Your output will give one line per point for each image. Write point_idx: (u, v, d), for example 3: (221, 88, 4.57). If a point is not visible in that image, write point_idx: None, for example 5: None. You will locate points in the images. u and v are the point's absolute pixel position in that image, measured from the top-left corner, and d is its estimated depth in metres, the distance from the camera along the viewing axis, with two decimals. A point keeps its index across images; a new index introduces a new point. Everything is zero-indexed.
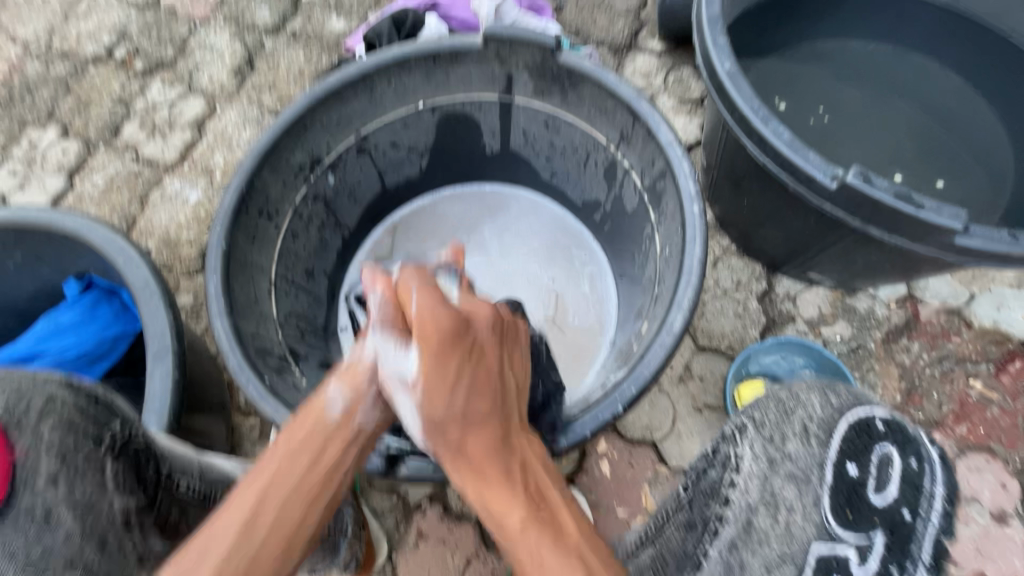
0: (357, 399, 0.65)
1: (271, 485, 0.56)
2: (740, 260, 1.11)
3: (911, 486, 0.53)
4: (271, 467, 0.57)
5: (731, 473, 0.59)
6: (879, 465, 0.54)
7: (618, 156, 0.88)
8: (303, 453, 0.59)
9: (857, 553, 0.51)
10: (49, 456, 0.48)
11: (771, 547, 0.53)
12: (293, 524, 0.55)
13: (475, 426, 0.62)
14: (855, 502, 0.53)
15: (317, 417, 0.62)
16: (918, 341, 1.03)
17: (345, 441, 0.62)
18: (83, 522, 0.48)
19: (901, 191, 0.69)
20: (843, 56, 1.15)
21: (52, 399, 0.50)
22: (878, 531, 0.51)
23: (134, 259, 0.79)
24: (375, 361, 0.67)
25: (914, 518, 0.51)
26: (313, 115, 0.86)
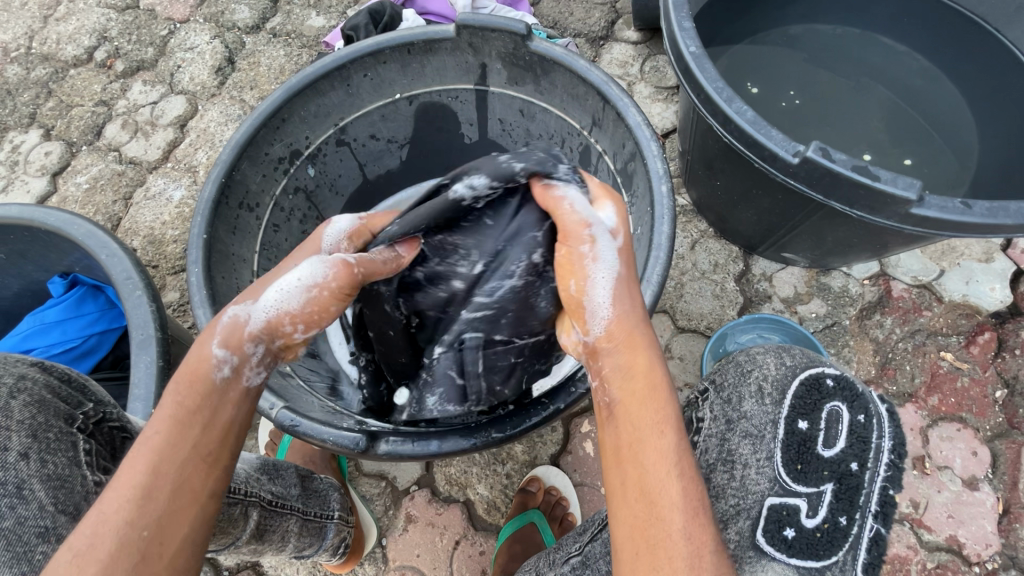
0: (245, 357, 0.52)
1: (160, 447, 0.46)
2: (717, 243, 1.13)
3: (859, 440, 0.59)
4: (155, 429, 0.47)
5: (693, 434, 0.64)
6: (829, 420, 0.60)
7: (592, 141, 0.90)
8: (193, 410, 0.48)
9: (807, 504, 0.56)
10: (21, 432, 0.48)
11: (727, 500, 0.58)
12: (197, 480, 0.46)
13: (636, 379, 0.49)
14: (805, 454, 0.59)
15: (197, 378, 0.50)
16: (890, 316, 1.06)
17: (240, 396, 0.51)
18: (57, 495, 0.49)
19: (860, 164, 0.71)
20: (813, 41, 1.18)
21: (23, 377, 0.52)
22: (827, 482, 0.58)
23: (116, 252, 0.80)
24: (264, 322, 0.53)
25: (861, 469, 0.58)
26: (291, 107, 0.87)
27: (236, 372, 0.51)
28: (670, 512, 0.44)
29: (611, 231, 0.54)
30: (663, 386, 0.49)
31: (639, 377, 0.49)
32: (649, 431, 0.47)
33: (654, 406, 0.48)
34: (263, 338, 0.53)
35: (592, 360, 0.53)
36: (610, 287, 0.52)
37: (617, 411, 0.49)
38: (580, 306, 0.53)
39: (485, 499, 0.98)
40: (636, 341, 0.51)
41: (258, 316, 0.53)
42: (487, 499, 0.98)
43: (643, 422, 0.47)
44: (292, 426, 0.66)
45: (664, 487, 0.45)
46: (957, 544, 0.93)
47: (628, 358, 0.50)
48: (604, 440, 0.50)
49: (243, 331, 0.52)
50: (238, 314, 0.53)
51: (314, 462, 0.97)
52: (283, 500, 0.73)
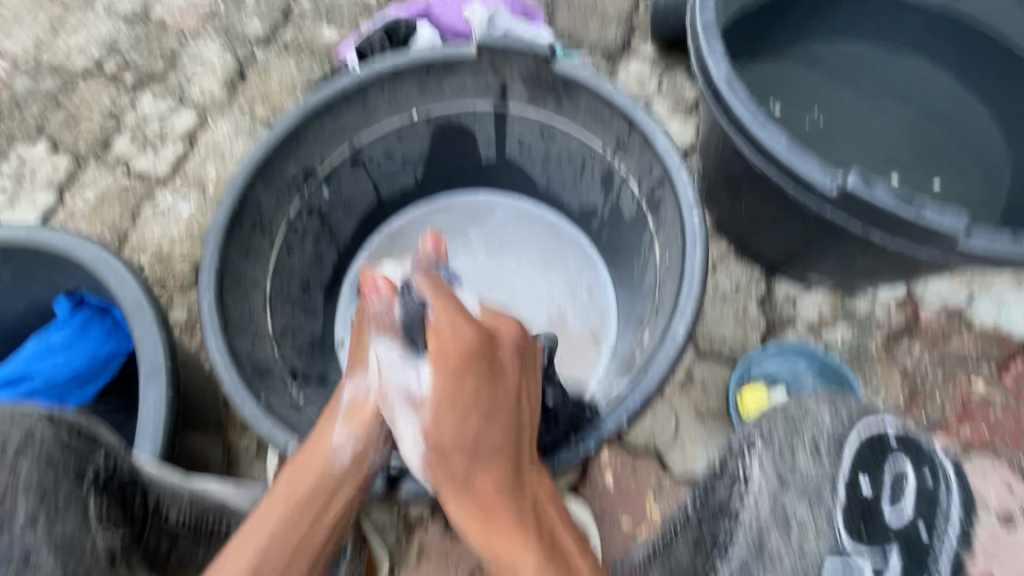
0: (365, 442, 0.69)
1: (267, 532, 0.60)
2: (739, 265, 1.10)
3: (929, 503, 0.52)
4: (272, 510, 0.62)
5: (742, 489, 0.58)
6: (893, 481, 0.54)
7: (615, 164, 0.88)
8: (304, 501, 0.63)
9: (871, 569, 0.51)
10: (28, 494, 0.47)
11: (783, 565, 0.52)
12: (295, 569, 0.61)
13: (476, 443, 0.66)
14: (869, 517, 0.53)
15: (321, 462, 0.66)
16: (919, 342, 1.03)
17: (353, 481, 0.67)
18: (65, 563, 0.47)
19: (902, 195, 0.69)
20: (838, 58, 1.15)
21: (30, 434, 0.48)
22: (893, 546, 0.52)
23: (125, 277, 0.78)
24: (411, 396, 0.68)
25: (930, 533, 0.51)
26: (306, 128, 0.85)
27: (352, 459, 0.68)
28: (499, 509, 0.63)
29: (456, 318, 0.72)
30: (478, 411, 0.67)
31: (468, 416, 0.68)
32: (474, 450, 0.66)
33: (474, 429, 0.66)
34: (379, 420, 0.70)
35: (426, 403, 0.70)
36: (449, 343, 0.71)
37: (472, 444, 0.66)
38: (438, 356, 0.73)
39: None
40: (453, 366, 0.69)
41: (372, 391, 0.71)
42: None
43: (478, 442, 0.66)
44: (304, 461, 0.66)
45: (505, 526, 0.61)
46: None
47: (471, 435, 0.66)
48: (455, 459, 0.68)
49: (364, 413, 0.70)
50: (357, 395, 0.72)
51: None
52: None
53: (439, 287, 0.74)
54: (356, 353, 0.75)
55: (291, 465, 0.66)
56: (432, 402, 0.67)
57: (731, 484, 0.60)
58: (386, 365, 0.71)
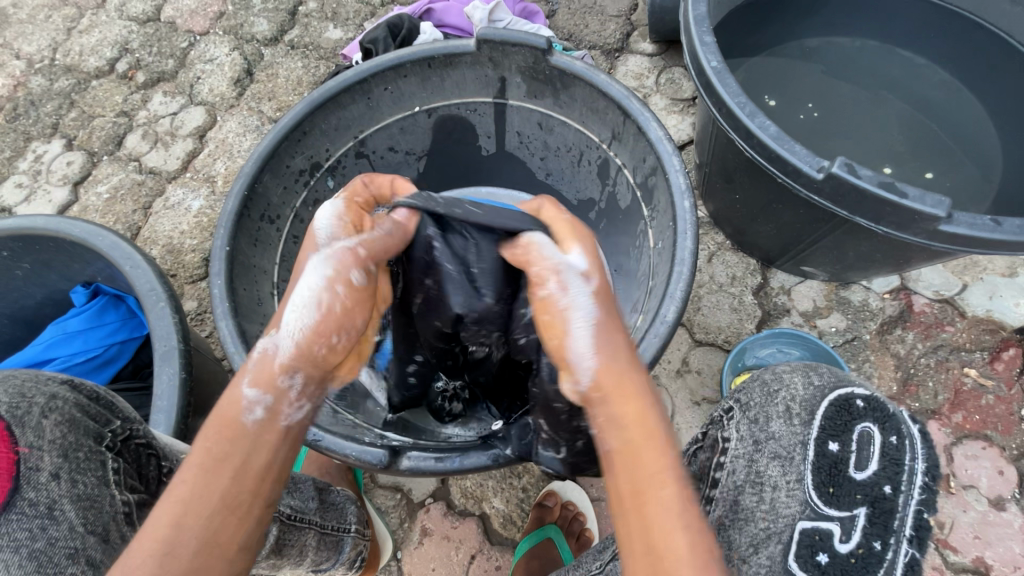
0: (279, 394, 0.49)
1: (183, 501, 0.43)
2: (734, 255, 1.12)
3: (893, 463, 0.51)
4: (181, 479, 0.44)
5: (719, 455, 0.59)
6: (860, 442, 0.53)
7: (611, 154, 0.90)
8: (219, 458, 0.45)
9: (839, 528, 0.50)
10: (52, 452, 0.49)
11: (756, 524, 0.53)
12: (223, 536, 0.44)
13: (631, 413, 0.48)
14: (836, 477, 0.52)
15: (229, 417, 0.47)
16: (912, 331, 1.05)
17: (271, 440, 0.47)
18: (86, 515, 0.50)
19: (886, 180, 0.71)
20: (831, 54, 1.17)
21: (54, 397, 0.51)
22: (859, 507, 0.51)
23: (140, 264, 0.81)
24: (297, 350, 0.52)
25: (896, 493, 0.50)
26: (312, 121, 0.88)
27: (269, 413, 0.48)
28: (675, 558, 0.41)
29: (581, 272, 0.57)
30: (660, 430, 0.48)
31: (638, 433, 0.47)
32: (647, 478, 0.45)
33: (652, 450, 0.46)
34: (297, 369, 0.52)
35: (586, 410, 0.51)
36: (588, 335, 0.53)
37: (620, 457, 0.47)
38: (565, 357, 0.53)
39: (501, 513, 0.97)
40: (630, 379, 0.50)
41: (291, 343, 0.52)
42: (503, 513, 0.97)
43: (642, 459, 0.46)
44: (314, 441, 0.67)
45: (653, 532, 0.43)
46: (983, 565, 0.91)
47: (618, 405, 0.49)
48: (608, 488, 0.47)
49: (275, 365, 0.51)
50: (270, 347, 0.52)
51: (331, 473, 0.97)
52: (302, 515, 0.73)
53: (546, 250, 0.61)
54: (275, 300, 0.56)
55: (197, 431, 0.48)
56: (310, 350, 0.53)
57: (712, 455, 0.61)
58: (303, 316, 0.53)
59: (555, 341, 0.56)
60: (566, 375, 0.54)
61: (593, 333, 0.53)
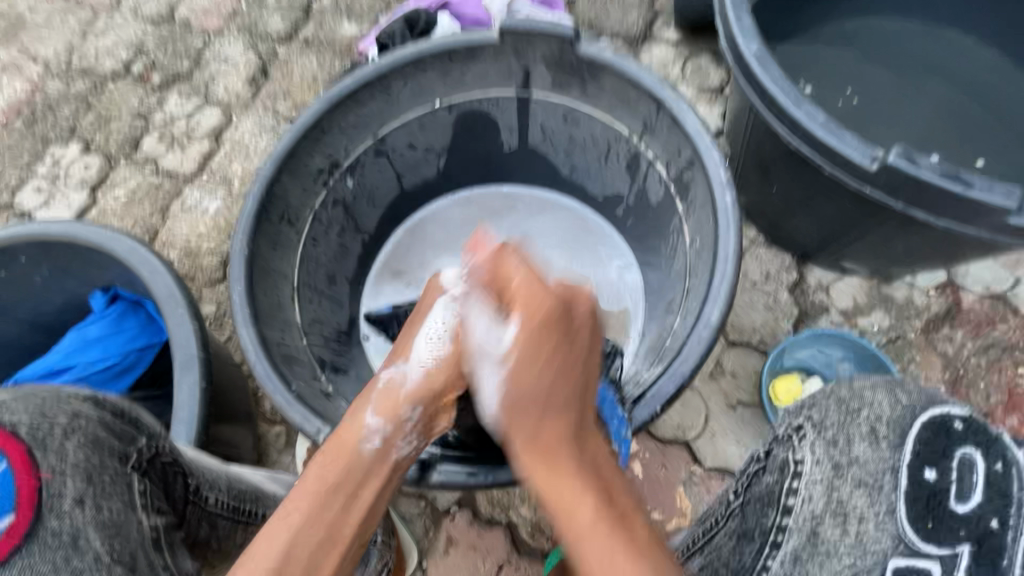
0: (398, 425, 0.60)
1: (298, 524, 0.50)
2: (768, 251, 1.07)
3: (1000, 494, 0.45)
4: (299, 500, 0.52)
5: (792, 480, 0.52)
6: (961, 470, 0.47)
7: (642, 147, 0.86)
8: (335, 485, 0.54)
9: (941, 567, 0.45)
10: (75, 477, 0.47)
11: (841, 559, 0.48)
12: (327, 566, 0.50)
13: (540, 473, 0.54)
14: (936, 510, 0.47)
15: (351, 446, 0.57)
16: (961, 329, 0.99)
17: (380, 472, 0.57)
18: (112, 545, 0.47)
19: (948, 170, 0.66)
20: (869, 36, 1.10)
21: (76, 416, 0.49)
22: (964, 543, 0.45)
23: (158, 269, 0.79)
24: (418, 384, 0.64)
25: (1004, 527, 0.45)
26: (331, 118, 0.85)
27: (384, 445, 0.58)
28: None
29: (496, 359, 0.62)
30: (566, 466, 0.53)
31: (562, 494, 0.52)
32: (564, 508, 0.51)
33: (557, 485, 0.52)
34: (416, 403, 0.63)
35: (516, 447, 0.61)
36: (495, 376, 0.61)
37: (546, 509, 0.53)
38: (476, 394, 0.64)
39: (529, 522, 0.94)
40: (547, 444, 0.55)
41: (414, 380, 0.64)
42: (532, 522, 0.94)
43: (571, 499, 0.51)
44: None
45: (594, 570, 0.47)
46: None
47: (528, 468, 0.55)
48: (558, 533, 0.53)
49: (397, 397, 0.63)
50: (396, 376, 0.64)
51: None
52: None
53: (478, 320, 0.64)
54: (402, 339, 0.69)
55: (318, 453, 0.57)
56: (429, 388, 0.65)
57: (779, 476, 0.54)
58: (432, 351, 0.66)
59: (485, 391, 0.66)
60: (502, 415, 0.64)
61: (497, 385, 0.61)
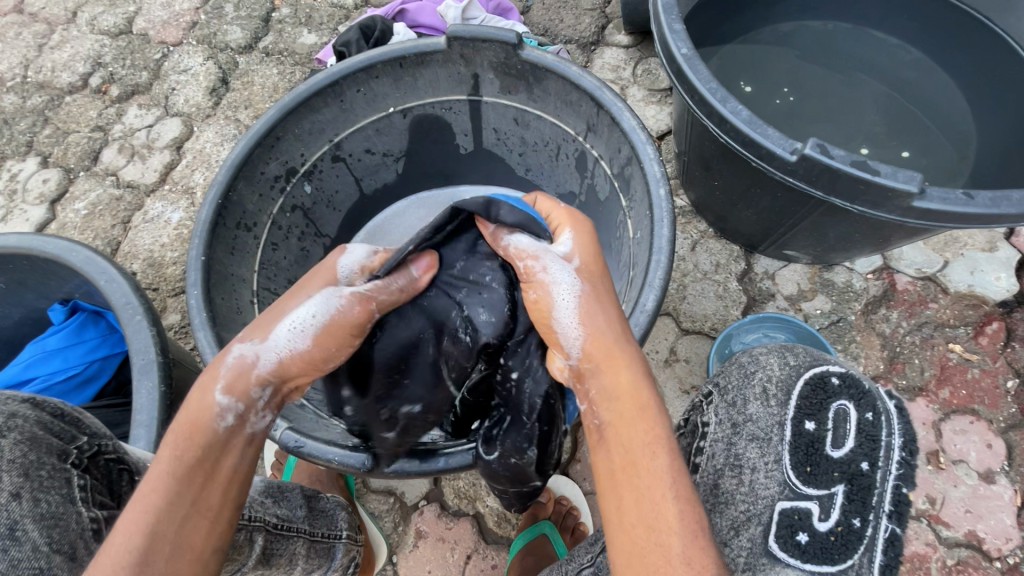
0: (249, 403, 0.54)
1: (160, 498, 0.48)
2: (717, 243, 1.12)
3: (869, 439, 0.56)
4: (156, 480, 0.49)
5: (699, 440, 0.63)
6: (836, 420, 0.58)
7: (587, 146, 0.90)
8: (191, 461, 0.50)
9: (818, 506, 0.55)
10: (12, 472, 0.48)
11: (737, 507, 0.58)
12: (197, 537, 0.48)
13: (626, 388, 0.52)
14: (814, 456, 0.57)
15: (199, 422, 0.52)
16: (897, 310, 1.05)
17: (236, 446, 0.53)
18: (52, 534, 0.49)
19: (858, 159, 0.71)
20: (804, 36, 1.18)
21: (13, 416, 0.50)
22: (838, 483, 0.56)
23: (115, 278, 0.80)
24: (276, 365, 0.56)
25: (873, 468, 0.55)
26: (285, 125, 0.87)
27: (239, 418, 0.54)
28: (672, 530, 0.46)
29: (564, 257, 0.58)
30: (653, 406, 0.52)
31: (640, 419, 0.51)
32: (640, 451, 0.49)
33: (646, 431, 0.50)
34: (269, 383, 0.56)
35: (579, 385, 0.55)
36: (574, 307, 0.55)
37: (612, 430, 0.51)
38: (552, 329, 0.56)
39: (495, 512, 0.97)
40: (621, 351, 0.54)
41: (269, 359, 0.56)
42: (497, 511, 0.97)
43: (639, 436, 0.50)
44: (297, 447, 0.67)
45: (660, 500, 0.47)
46: (976, 539, 0.91)
47: (611, 378, 0.53)
48: (597, 465, 0.51)
49: (249, 375, 0.55)
50: (244, 352, 0.56)
51: (321, 480, 0.97)
52: (290, 523, 0.71)
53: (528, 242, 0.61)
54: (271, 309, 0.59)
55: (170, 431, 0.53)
56: (284, 371, 0.57)
57: (692, 437, 0.65)
58: (294, 338, 0.56)
59: (539, 309, 0.58)
60: (556, 348, 0.56)
61: (578, 304, 0.56)
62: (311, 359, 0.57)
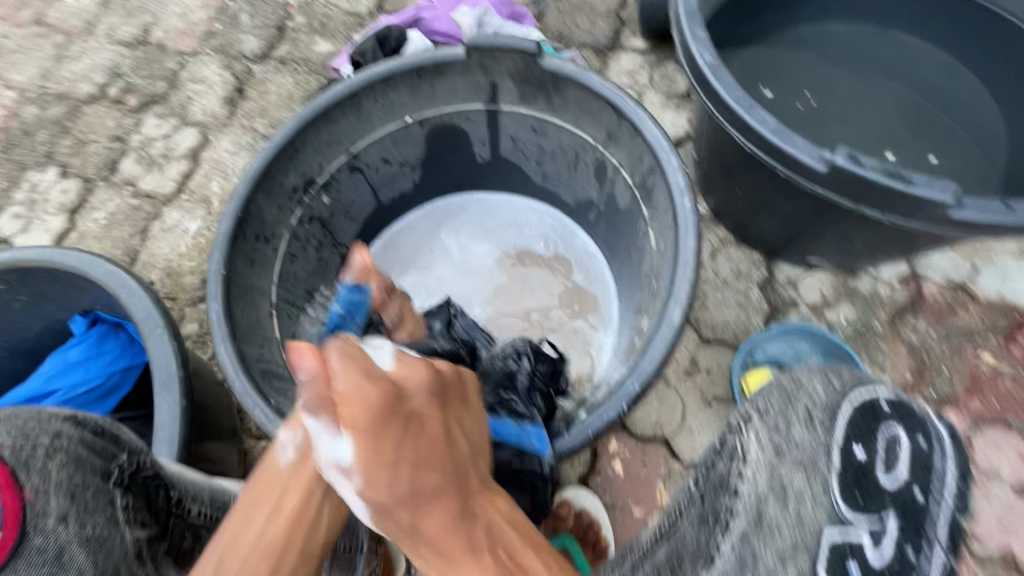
0: (306, 445, 0.62)
1: (235, 530, 0.56)
2: (738, 250, 1.10)
3: (923, 467, 0.48)
4: (233, 517, 0.58)
5: (738, 465, 0.49)
6: (886, 447, 0.49)
7: (607, 155, 0.89)
8: (261, 498, 0.59)
9: (871, 538, 0.45)
10: (59, 496, 0.48)
11: (784, 538, 0.44)
12: (260, 569, 0.55)
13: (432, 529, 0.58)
14: (865, 483, 0.47)
15: (271, 463, 0.61)
16: (924, 318, 1.03)
17: (301, 479, 0.60)
18: (97, 558, 0.49)
19: (891, 168, 0.70)
20: (825, 39, 1.15)
21: (58, 437, 0.50)
22: (890, 509, 0.46)
23: (136, 291, 0.80)
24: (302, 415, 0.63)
25: (927, 498, 0.47)
26: (303, 137, 0.86)
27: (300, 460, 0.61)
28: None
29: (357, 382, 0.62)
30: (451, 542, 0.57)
31: (447, 541, 0.57)
32: (456, 565, 0.57)
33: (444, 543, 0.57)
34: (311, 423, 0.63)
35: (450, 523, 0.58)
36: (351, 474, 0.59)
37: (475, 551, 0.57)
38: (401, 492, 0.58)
39: None
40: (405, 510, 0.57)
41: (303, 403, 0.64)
42: None
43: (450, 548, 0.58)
44: None
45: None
46: (1010, 556, 0.89)
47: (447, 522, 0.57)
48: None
49: (296, 422, 0.63)
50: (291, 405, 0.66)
51: None
52: None
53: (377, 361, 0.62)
54: None
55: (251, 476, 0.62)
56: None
57: (727, 475, 0.51)
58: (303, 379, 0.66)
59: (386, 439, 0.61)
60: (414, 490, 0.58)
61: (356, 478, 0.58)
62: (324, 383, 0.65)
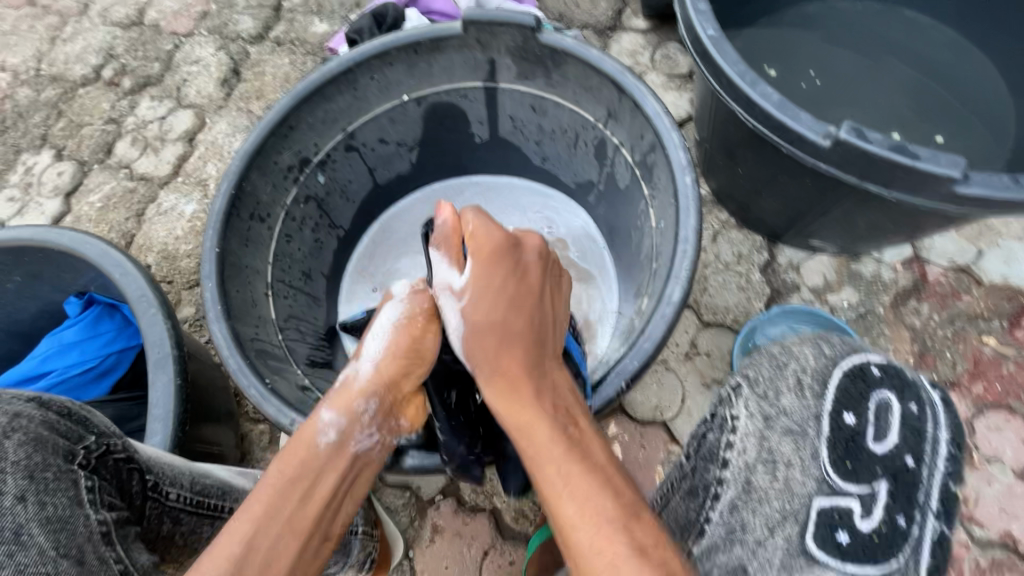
0: (353, 417, 0.57)
1: (259, 517, 0.50)
2: (739, 233, 1.09)
3: (914, 433, 0.56)
4: (258, 496, 0.51)
5: (729, 434, 0.63)
6: (878, 413, 0.57)
7: (607, 134, 0.87)
8: (296, 477, 0.52)
9: (859, 504, 0.55)
10: (16, 474, 0.48)
11: (771, 504, 0.58)
12: (286, 557, 0.49)
13: (503, 402, 0.58)
14: (854, 451, 0.57)
15: (306, 439, 0.55)
16: (927, 302, 1.01)
17: (339, 465, 0.55)
18: (57, 538, 0.48)
19: (897, 143, 0.68)
20: (831, 19, 1.13)
21: (18, 416, 0.50)
22: (881, 480, 0.55)
23: (129, 270, 0.79)
24: (374, 374, 0.62)
25: (917, 464, 0.55)
26: (298, 114, 0.85)
27: (342, 438, 0.56)
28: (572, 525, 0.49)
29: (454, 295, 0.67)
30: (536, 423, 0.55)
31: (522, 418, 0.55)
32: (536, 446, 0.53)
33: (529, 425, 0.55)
34: (372, 395, 0.60)
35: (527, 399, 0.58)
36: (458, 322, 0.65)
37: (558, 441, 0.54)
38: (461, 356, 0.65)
39: (513, 508, 0.95)
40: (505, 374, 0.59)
41: (367, 370, 0.62)
42: (516, 507, 0.95)
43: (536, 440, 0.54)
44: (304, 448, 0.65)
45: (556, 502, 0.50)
46: (1011, 539, 0.88)
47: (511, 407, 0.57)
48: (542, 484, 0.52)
49: (351, 393, 0.60)
50: (349, 373, 0.62)
51: None
52: None
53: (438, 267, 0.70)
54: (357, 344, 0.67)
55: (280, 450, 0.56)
56: (383, 379, 0.62)
57: (717, 427, 0.65)
58: (381, 346, 0.64)
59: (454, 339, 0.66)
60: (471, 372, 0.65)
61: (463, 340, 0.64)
62: (399, 354, 0.64)
